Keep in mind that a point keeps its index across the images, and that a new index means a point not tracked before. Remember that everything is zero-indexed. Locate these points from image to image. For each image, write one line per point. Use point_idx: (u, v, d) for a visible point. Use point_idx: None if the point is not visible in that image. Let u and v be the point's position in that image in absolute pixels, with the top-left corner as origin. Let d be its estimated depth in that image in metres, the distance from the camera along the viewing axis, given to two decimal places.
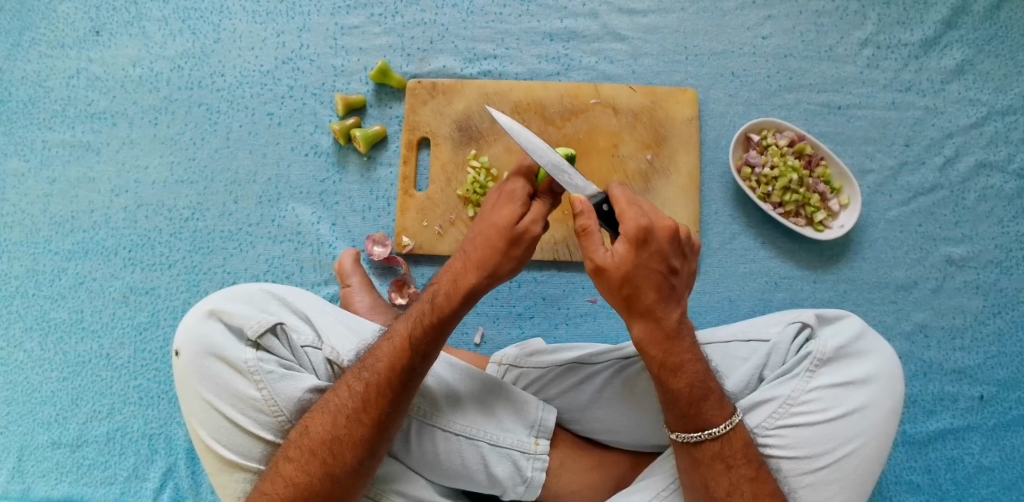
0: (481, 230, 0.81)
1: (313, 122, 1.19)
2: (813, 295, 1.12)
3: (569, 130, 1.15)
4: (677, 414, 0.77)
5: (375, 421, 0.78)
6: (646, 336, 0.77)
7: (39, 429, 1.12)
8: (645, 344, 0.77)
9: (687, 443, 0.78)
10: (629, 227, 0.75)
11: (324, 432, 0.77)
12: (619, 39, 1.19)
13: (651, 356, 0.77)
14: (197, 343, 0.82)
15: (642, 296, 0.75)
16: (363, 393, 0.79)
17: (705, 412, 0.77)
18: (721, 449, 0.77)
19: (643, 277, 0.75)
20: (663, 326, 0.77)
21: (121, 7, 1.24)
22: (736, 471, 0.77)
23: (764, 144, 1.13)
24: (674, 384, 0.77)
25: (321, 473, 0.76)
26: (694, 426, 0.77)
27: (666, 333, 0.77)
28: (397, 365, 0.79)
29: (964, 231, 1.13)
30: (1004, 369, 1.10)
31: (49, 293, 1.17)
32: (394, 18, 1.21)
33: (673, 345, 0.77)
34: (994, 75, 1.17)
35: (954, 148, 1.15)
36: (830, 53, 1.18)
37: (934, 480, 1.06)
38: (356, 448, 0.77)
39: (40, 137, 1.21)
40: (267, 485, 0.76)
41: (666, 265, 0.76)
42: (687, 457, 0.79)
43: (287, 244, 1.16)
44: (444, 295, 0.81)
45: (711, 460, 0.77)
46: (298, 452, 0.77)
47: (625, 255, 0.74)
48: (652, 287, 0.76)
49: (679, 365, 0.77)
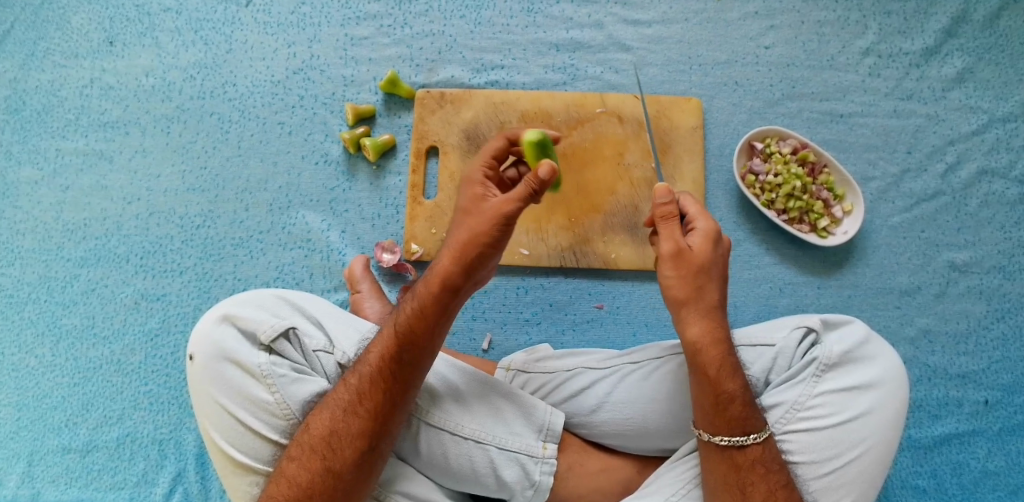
0: (458, 220, 0.83)
1: (323, 131, 1.21)
2: (817, 301, 1.13)
3: (575, 138, 1.17)
4: (728, 416, 0.79)
5: (371, 413, 0.79)
6: (705, 330, 0.81)
7: (50, 434, 1.13)
8: (704, 341, 0.81)
9: (733, 447, 0.79)
10: (708, 227, 0.85)
11: (324, 427, 0.79)
12: (624, 49, 1.21)
13: (710, 355, 0.81)
14: (210, 347, 0.84)
15: (707, 290, 0.83)
16: (358, 386, 0.81)
17: (753, 417, 0.79)
18: (761, 454, 0.79)
19: (713, 275, 0.84)
20: (722, 327, 0.83)
21: (135, 18, 1.27)
22: (774, 477, 0.79)
23: (768, 152, 1.15)
24: (724, 382, 0.80)
25: (320, 468, 0.78)
26: (739, 428, 0.79)
27: (724, 332, 0.83)
28: (387, 355, 0.81)
29: (966, 237, 1.15)
30: (1008, 374, 1.11)
31: (62, 299, 1.18)
32: (404, 29, 1.23)
33: (724, 344, 0.82)
34: (994, 83, 1.18)
35: (956, 154, 1.17)
36: (831, 62, 1.20)
37: (939, 485, 1.07)
38: (355, 443, 0.78)
39: (54, 145, 1.23)
40: (273, 486, 0.78)
41: (725, 271, 0.86)
42: (728, 461, 0.79)
43: (297, 251, 1.17)
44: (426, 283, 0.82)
45: (752, 463, 0.79)
46: (300, 449, 0.79)
47: (701, 248, 0.83)
48: (718, 285, 0.84)
49: (735, 365, 0.81)
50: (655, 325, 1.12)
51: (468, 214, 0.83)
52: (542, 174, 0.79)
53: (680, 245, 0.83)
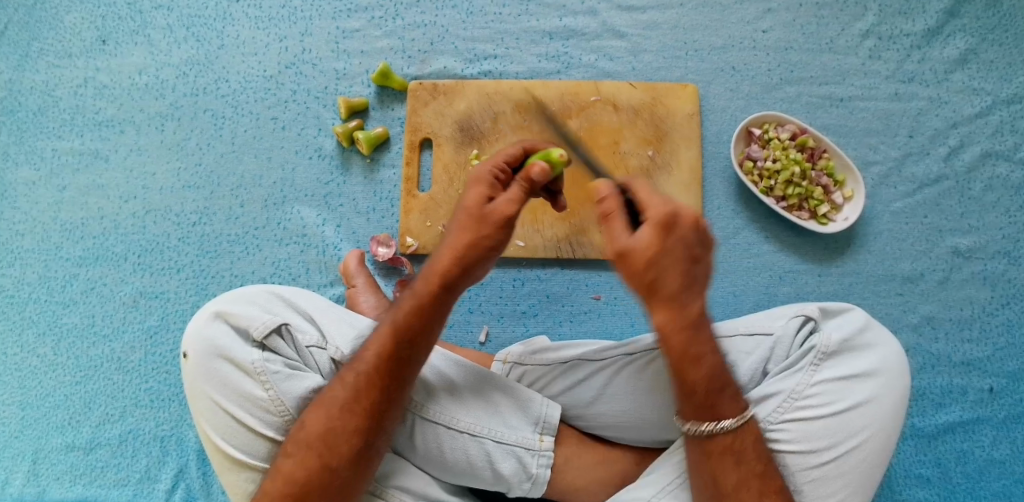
0: (457, 212, 0.81)
1: (316, 125, 1.20)
2: (818, 288, 1.11)
3: (570, 128, 1.15)
4: (695, 404, 0.77)
5: (370, 410, 0.79)
6: (666, 323, 0.73)
7: (52, 433, 1.14)
8: (662, 332, 0.74)
9: (701, 436, 0.77)
10: (656, 212, 0.74)
11: (320, 424, 0.79)
12: (618, 36, 1.19)
13: (667, 345, 0.74)
14: (203, 345, 0.84)
15: (664, 281, 0.73)
16: (355, 384, 0.80)
17: (723, 404, 0.77)
18: (733, 442, 0.77)
19: (668, 262, 0.72)
20: (686, 315, 0.74)
21: (127, 16, 1.26)
22: (746, 466, 0.77)
23: (766, 138, 1.13)
24: (689, 372, 0.75)
25: (318, 464, 0.77)
26: (708, 415, 0.77)
27: (689, 322, 0.74)
28: (385, 352, 0.80)
29: (970, 222, 1.13)
30: (1014, 360, 1.09)
31: (61, 299, 1.18)
32: (395, 21, 1.22)
33: (688, 335, 0.74)
34: (999, 64, 1.16)
35: (959, 138, 1.15)
36: (831, 45, 1.18)
37: (944, 473, 1.06)
38: (352, 440, 0.78)
39: (50, 145, 1.23)
40: (269, 483, 0.78)
41: (693, 251, 0.73)
42: (699, 449, 0.78)
43: (293, 247, 1.17)
44: (424, 279, 0.81)
45: (723, 452, 0.77)
46: (297, 446, 0.78)
47: (652, 235, 0.72)
48: (679, 271, 0.73)
49: (698, 356, 0.75)
50: None
51: (466, 207, 0.80)
52: (534, 174, 0.79)
53: (625, 241, 0.73)
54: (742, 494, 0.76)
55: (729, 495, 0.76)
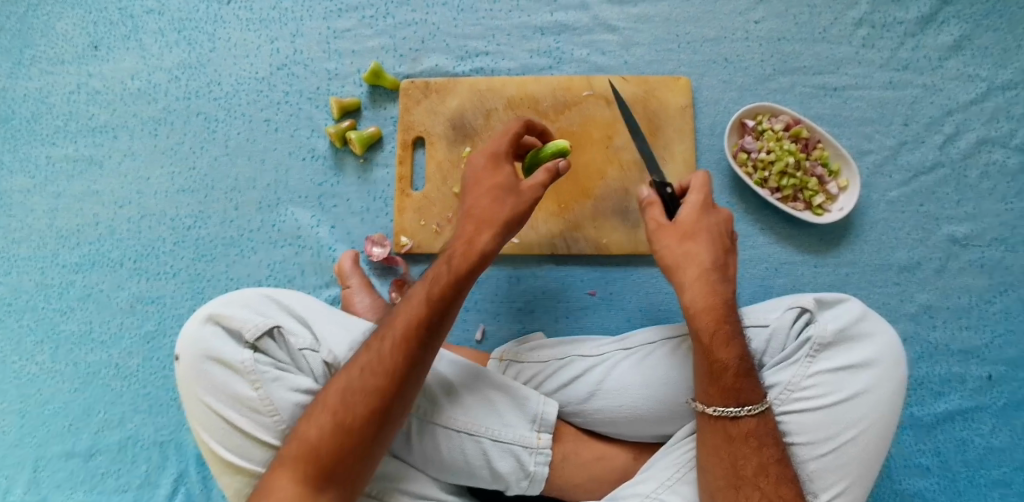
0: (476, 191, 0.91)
1: (309, 126, 1.20)
2: (814, 280, 1.11)
3: (562, 123, 1.15)
4: (720, 386, 0.82)
5: (389, 374, 0.79)
6: (697, 300, 0.85)
7: (54, 439, 1.14)
8: (698, 307, 0.85)
9: (724, 419, 0.81)
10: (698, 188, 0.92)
11: (342, 389, 0.80)
12: (610, 30, 1.19)
13: (703, 322, 0.84)
14: (196, 347, 0.84)
15: (696, 254, 0.88)
16: (382, 348, 0.81)
17: (746, 390, 0.82)
18: (755, 427, 0.81)
19: (700, 237, 0.89)
20: (719, 296, 0.85)
21: (119, 21, 1.26)
22: (766, 451, 0.81)
23: (760, 129, 1.12)
24: (718, 351, 0.82)
25: (332, 425, 0.77)
26: (732, 400, 0.81)
27: (719, 303, 0.85)
28: (416, 320, 0.81)
29: (967, 210, 1.12)
30: (1013, 347, 1.09)
31: (60, 305, 1.19)
32: (386, 20, 1.22)
33: (721, 313, 0.85)
34: (994, 50, 1.15)
35: (954, 125, 1.14)
36: (824, 34, 1.17)
37: (943, 462, 1.06)
38: (368, 403, 0.78)
39: (45, 152, 1.23)
40: (291, 442, 0.78)
41: (722, 236, 0.90)
42: (722, 433, 0.82)
43: (288, 249, 1.17)
44: (461, 255, 0.85)
45: (745, 436, 0.81)
46: (317, 408, 0.79)
47: (687, 219, 0.90)
48: (709, 251, 0.88)
49: (731, 335, 0.83)
50: (649, 310, 1.11)
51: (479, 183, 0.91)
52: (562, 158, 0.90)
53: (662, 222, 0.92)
54: (760, 479, 0.79)
55: (748, 480, 0.79)
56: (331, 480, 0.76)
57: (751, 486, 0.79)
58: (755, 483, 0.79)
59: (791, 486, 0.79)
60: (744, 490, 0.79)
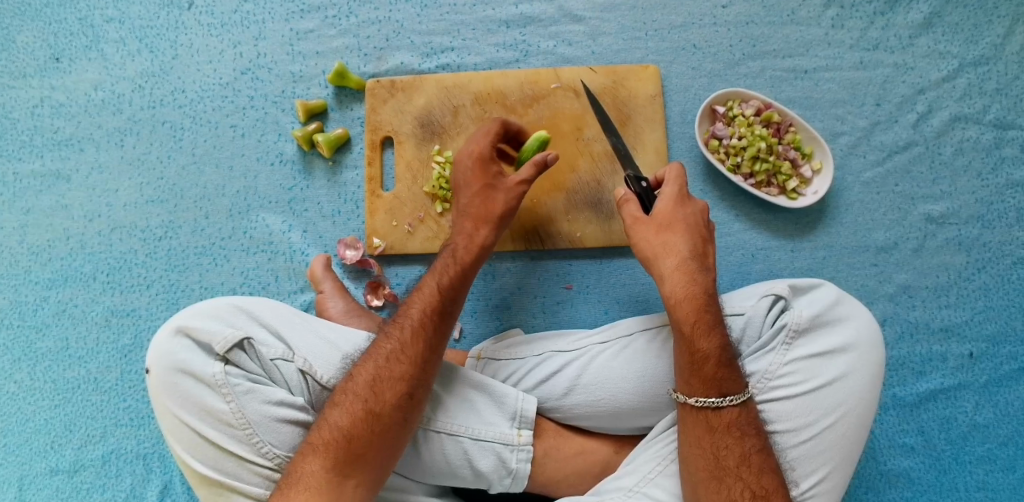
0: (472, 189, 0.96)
1: (276, 131, 1.19)
2: (791, 265, 1.10)
3: (532, 117, 1.13)
4: (702, 376, 0.80)
5: (414, 359, 0.83)
6: (676, 290, 0.84)
7: (36, 458, 1.12)
8: (679, 296, 0.84)
9: (706, 409, 0.80)
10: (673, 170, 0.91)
11: (368, 377, 0.82)
12: (576, 21, 1.17)
13: (684, 310, 0.83)
14: (165, 361, 0.83)
15: (673, 244, 0.87)
16: (401, 336, 0.84)
17: (727, 379, 0.80)
18: (737, 417, 0.80)
19: (677, 228, 0.88)
20: (699, 284, 0.84)
21: (79, 31, 1.23)
22: (749, 441, 0.79)
23: (731, 115, 1.11)
24: (699, 340, 0.81)
25: (362, 412, 0.79)
26: (714, 389, 0.80)
27: (699, 293, 0.84)
28: (431, 308, 0.87)
29: (942, 188, 1.12)
30: (992, 324, 1.08)
31: (34, 323, 1.17)
32: (349, 18, 1.20)
33: (702, 301, 0.84)
34: (963, 26, 1.15)
35: (927, 103, 1.13)
36: (793, 16, 1.16)
37: (928, 441, 1.05)
38: (395, 387, 0.81)
39: (11, 168, 1.20)
40: (315, 433, 0.79)
41: (699, 227, 0.89)
42: (703, 423, 0.80)
43: (261, 255, 1.15)
44: (464, 248, 0.92)
45: (726, 426, 0.80)
46: (343, 396, 0.81)
47: (664, 210, 0.89)
48: (687, 241, 0.87)
49: (713, 323, 0.83)
50: (627, 302, 1.11)
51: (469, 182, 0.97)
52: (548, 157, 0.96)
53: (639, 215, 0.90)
54: (742, 469, 0.78)
55: (730, 471, 0.78)
56: (362, 464, 0.78)
57: (733, 476, 0.78)
58: (737, 474, 0.78)
59: (773, 474, 0.78)
60: (727, 481, 0.77)
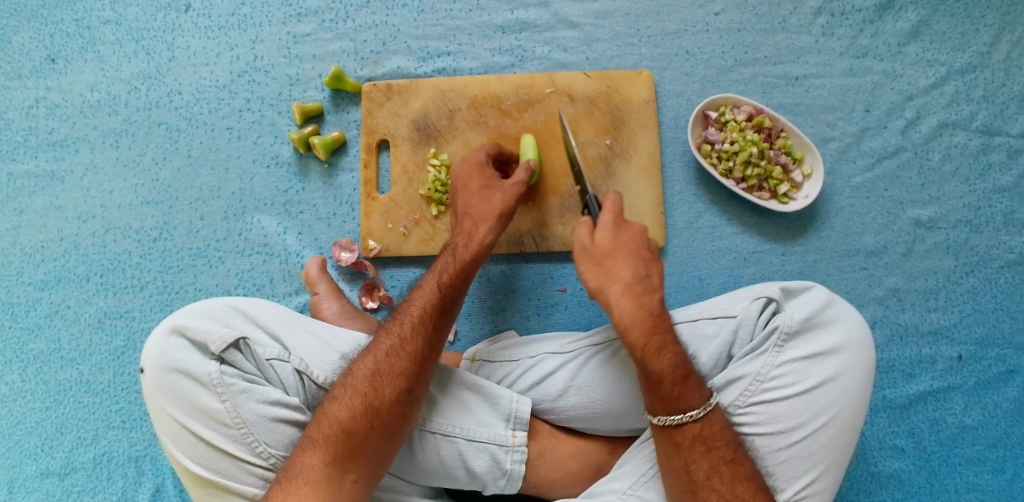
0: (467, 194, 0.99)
1: (272, 133, 1.19)
2: (782, 268, 1.12)
3: (526, 121, 1.14)
4: (659, 395, 0.81)
5: (414, 355, 0.83)
6: (624, 316, 0.85)
7: (27, 460, 1.12)
8: (627, 321, 0.84)
9: (668, 426, 0.81)
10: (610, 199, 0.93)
11: (369, 372, 0.82)
12: (571, 27, 1.19)
13: (634, 334, 0.84)
14: (161, 360, 0.83)
15: (617, 271, 0.88)
16: (401, 332, 0.85)
17: (687, 394, 0.81)
18: (701, 430, 0.80)
19: (619, 255, 0.89)
20: (646, 308, 0.85)
21: (75, 33, 1.23)
22: (716, 453, 0.80)
23: (723, 120, 1.12)
24: (651, 362, 0.82)
25: (361, 406, 0.79)
26: (675, 408, 0.81)
27: (646, 317, 0.85)
28: (430, 305, 0.87)
29: (931, 193, 1.13)
30: (980, 327, 1.10)
31: (26, 324, 1.16)
32: (346, 23, 1.20)
33: (649, 324, 0.84)
34: (950, 34, 1.17)
35: (915, 110, 1.15)
36: (784, 24, 1.18)
37: (918, 443, 1.07)
38: (395, 383, 0.81)
39: (5, 169, 1.20)
40: (315, 427, 0.79)
41: (640, 250, 0.90)
42: (669, 440, 0.81)
43: (255, 257, 1.16)
44: (464, 246, 0.93)
45: (692, 440, 0.80)
46: (344, 390, 0.81)
47: (604, 240, 0.90)
48: (630, 266, 0.88)
49: (661, 345, 0.83)
50: None
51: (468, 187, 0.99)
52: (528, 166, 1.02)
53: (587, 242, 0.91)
54: (713, 481, 0.79)
55: (702, 484, 0.79)
56: (360, 459, 0.78)
57: (707, 489, 0.79)
58: (709, 486, 0.79)
59: (748, 482, 0.79)
60: (701, 494, 0.79)
